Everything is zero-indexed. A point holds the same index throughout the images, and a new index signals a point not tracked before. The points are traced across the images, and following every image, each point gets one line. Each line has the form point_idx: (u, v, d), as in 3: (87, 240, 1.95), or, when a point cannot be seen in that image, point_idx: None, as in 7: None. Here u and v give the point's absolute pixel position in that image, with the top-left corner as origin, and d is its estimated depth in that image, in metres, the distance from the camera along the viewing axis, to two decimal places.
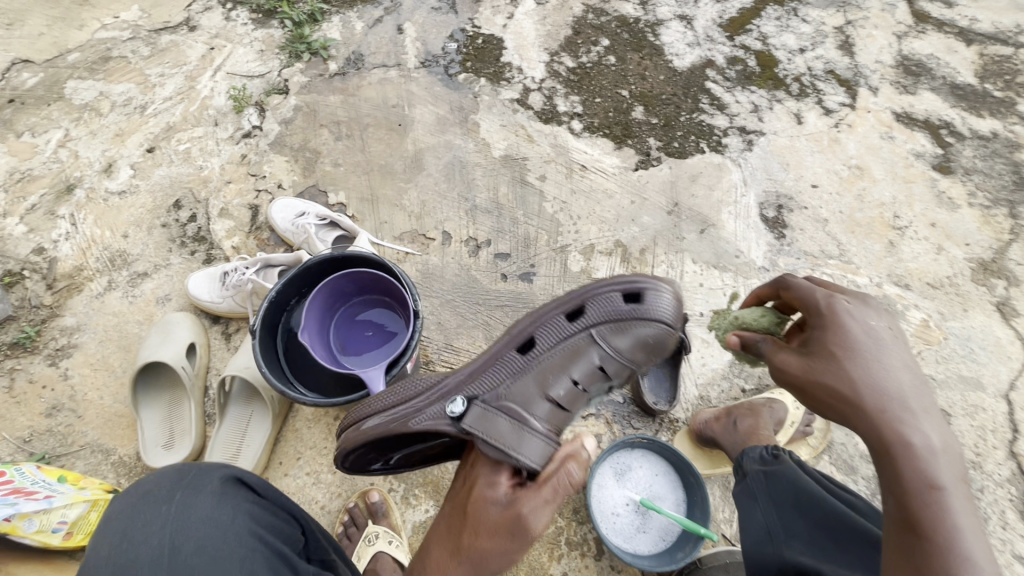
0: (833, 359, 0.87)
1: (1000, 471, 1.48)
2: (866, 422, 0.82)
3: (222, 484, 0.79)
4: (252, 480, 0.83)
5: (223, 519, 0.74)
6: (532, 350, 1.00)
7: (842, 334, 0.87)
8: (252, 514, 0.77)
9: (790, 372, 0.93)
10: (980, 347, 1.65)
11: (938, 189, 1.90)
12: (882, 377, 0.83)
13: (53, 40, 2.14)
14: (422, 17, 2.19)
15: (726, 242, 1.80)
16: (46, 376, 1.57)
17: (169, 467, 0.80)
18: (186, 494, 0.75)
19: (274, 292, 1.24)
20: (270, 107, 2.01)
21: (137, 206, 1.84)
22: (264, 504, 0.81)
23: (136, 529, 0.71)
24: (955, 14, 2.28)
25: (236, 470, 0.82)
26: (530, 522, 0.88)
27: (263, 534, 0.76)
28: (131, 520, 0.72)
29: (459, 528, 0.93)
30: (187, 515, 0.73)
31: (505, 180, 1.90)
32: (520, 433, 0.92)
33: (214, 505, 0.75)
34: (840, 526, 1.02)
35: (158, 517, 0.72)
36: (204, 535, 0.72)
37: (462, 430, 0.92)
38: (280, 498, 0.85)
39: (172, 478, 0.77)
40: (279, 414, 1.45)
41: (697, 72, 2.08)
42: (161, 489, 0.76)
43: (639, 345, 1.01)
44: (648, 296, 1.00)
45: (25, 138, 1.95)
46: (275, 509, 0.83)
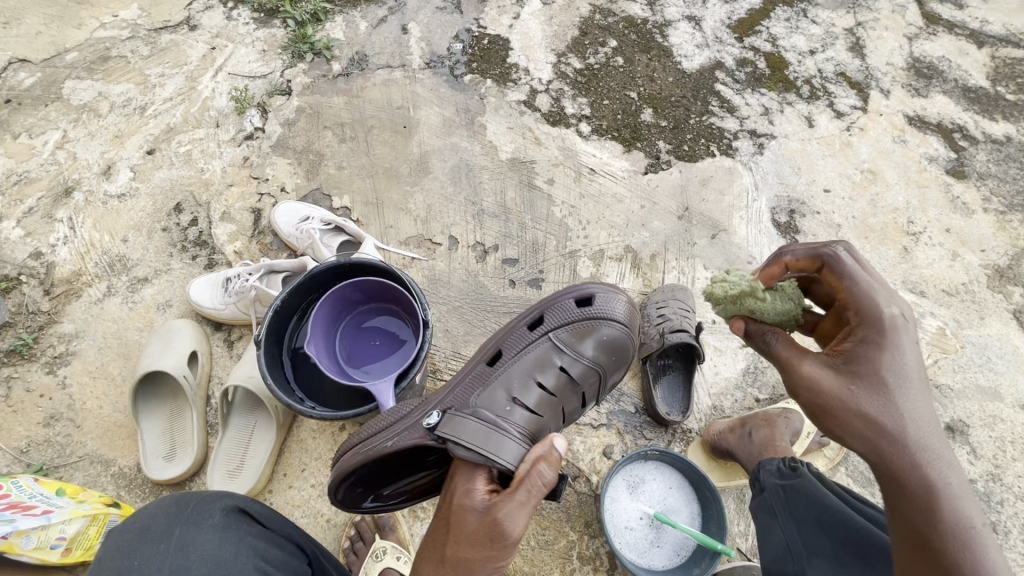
0: (876, 383, 0.80)
1: (1019, 483, 1.45)
2: (887, 452, 0.77)
3: (224, 516, 0.79)
4: (254, 511, 0.85)
5: (227, 554, 0.75)
6: (502, 357, 1.10)
7: (892, 355, 0.81)
8: (255, 548, 0.78)
9: (817, 380, 0.85)
10: (997, 355, 1.62)
11: (953, 195, 1.87)
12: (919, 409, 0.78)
13: (50, 39, 2.10)
14: (427, 17, 2.15)
15: (738, 248, 1.77)
16: (44, 385, 1.53)
17: (166, 498, 0.79)
18: (187, 528, 0.76)
19: (280, 301, 1.20)
20: (272, 109, 1.98)
21: (137, 210, 1.80)
22: (270, 537, 0.82)
23: (133, 567, 0.70)
24: (966, 16, 2.25)
25: (236, 501, 0.83)
26: (508, 527, 0.85)
27: (268, 567, 0.77)
28: (130, 556, 0.71)
29: (441, 536, 0.88)
30: (188, 550, 0.73)
31: (513, 184, 1.86)
32: (492, 435, 0.94)
33: (215, 540, 0.75)
34: (867, 545, 0.94)
35: (158, 553, 0.72)
36: (209, 567, 0.73)
37: (438, 435, 0.93)
38: (281, 529, 0.87)
39: (168, 512, 0.77)
40: (283, 424, 1.42)
41: (706, 74, 2.05)
42: (160, 524, 0.75)
43: (601, 345, 1.13)
44: (599, 299, 1.14)
45: (22, 139, 1.91)
46: (276, 540, 0.84)
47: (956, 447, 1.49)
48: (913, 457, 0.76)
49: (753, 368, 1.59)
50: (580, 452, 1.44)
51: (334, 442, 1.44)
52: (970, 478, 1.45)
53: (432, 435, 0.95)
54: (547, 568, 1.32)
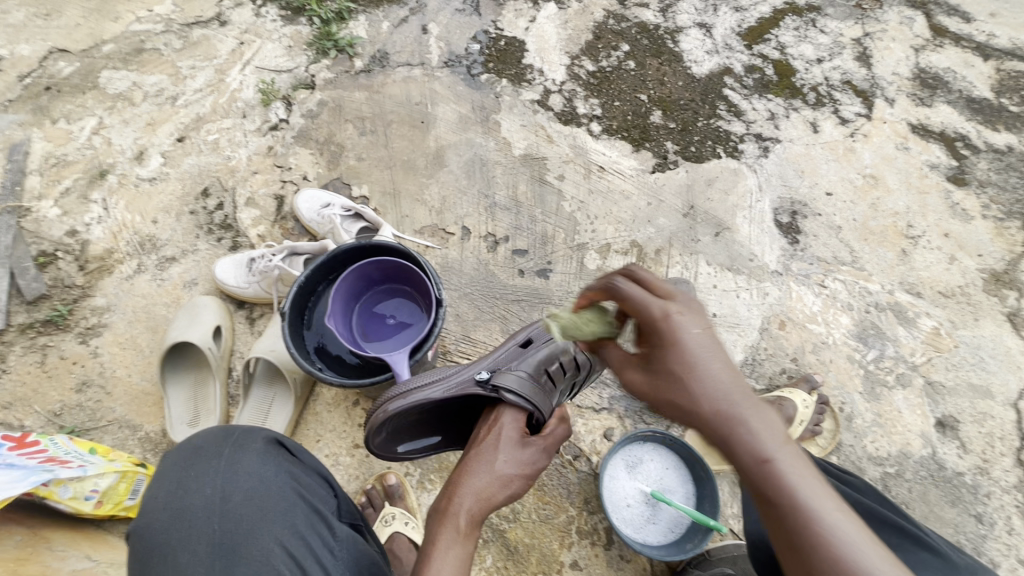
0: (675, 377, 0.82)
1: (1006, 478, 1.50)
2: (739, 447, 0.76)
3: (265, 445, 0.90)
4: (291, 445, 0.95)
5: (268, 474, 0.86)
6: (533, 343, 1.20)
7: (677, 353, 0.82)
8: (293, 474, 0.89)
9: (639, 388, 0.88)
10: (990, 355, 1.67)
11: (952, 201, 1.92)
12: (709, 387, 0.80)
13: (88, 31, 2.20)
14: (446, 18, 2.24)
15: (741, 245, 1.83)
16: (77, 353, 1.63)
17: (216, 428, 0.92)
18: (233, 452, 0.87)
19: (303, 278, 1.28)
20: (297, 102, 2.07)
21: (166, 193, 1.89)
22: (304, 466, 0.93)
23: (189, 480, 0.83)
24: (973, 29, 2.30)
25: (277, 434, 0.94)
26: (539, 464, 1.08)
27: (302, 492, 0.87)
28: (186, 471, 0.84)
29: (479, 458, 1.03)
30: (234, 470, 0.84)
31: (524, 179, 1.94)
32: (537, 394, 1.12)
33: (258, 463, 0.86)
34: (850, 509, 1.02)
35: (209, 470, 0.84)
36: (253, 486, 0.84)
37: (493, 383, 1.08)
38: (315, 463, 0.96)
39: (218, 438, 0.89)
40: (301, 397, 1.49)
41: (715, 79, 2.12)
42: (211, 445, 0.87)
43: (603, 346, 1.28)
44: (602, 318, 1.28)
45: (60, 124, 2.02)
46: (310, 471, 0.93)
47: (946, 441, 1.54)
48: (764, 444, 0.75)
49: (751, 360, 1.66)
50: (582, 433, 1.51)
51: (348, 415, 1.52)
52: (958, 471, 1.51)
53: (485, 386, 1.08)
54: (547, 541, 1.38)
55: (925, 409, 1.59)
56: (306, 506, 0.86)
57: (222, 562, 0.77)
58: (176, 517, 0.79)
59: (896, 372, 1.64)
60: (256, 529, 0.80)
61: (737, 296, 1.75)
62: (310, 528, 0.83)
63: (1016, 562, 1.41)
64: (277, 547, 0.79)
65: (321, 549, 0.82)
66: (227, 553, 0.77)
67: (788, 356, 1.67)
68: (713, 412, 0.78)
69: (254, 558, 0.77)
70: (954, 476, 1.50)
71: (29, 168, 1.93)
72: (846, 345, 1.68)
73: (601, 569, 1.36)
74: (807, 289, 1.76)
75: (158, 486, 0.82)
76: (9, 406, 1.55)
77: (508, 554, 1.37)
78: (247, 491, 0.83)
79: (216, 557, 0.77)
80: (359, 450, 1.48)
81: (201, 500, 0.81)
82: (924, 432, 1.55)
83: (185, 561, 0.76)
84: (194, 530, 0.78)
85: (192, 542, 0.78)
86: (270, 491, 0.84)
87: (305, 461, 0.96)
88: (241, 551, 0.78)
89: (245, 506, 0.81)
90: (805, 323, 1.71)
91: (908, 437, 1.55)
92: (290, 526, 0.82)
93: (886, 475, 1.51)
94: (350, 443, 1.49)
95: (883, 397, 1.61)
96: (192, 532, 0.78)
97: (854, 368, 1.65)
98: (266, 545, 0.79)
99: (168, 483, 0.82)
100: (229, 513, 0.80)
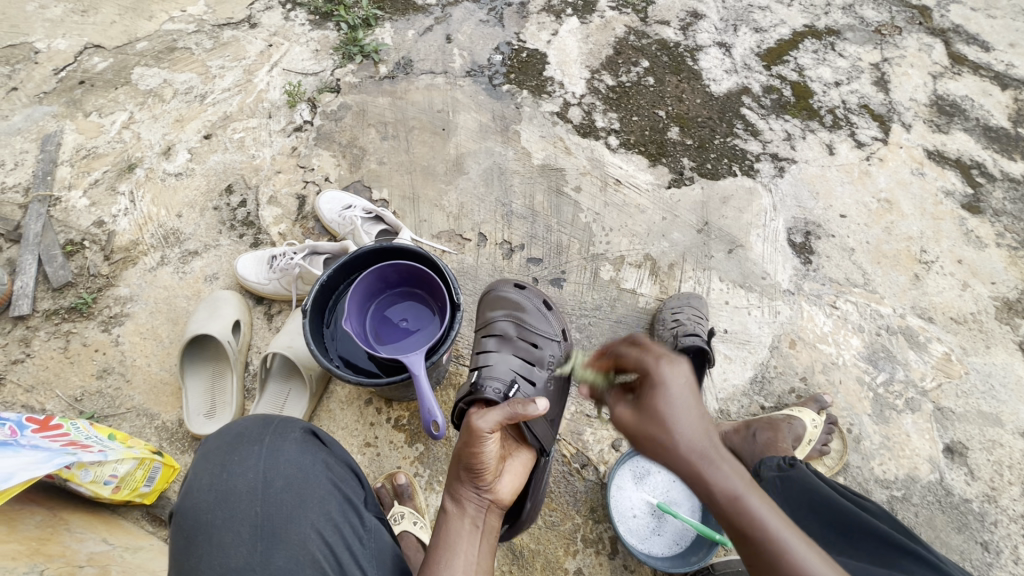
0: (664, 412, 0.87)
1: (1014, 507, 1.50)
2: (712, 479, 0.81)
3: (301, 435, 0.93)
4: (324, 437, 0.98)
5: (306, 462, 0.89)
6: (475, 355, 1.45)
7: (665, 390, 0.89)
8: (328, 465, 0.92)
9: (623, 422, 0.91)
10: (1001, 384, 1.67)
11: (967, 228, 1.93)
12: (685, 422, 0.86)
13: (123, 28, 2.27)
14: (470, 29, 2.29)
15: (753, 263, 1.85)
16: (99, 341, 1.67)
17: (256, 416, 0.94)
18: (273, 440, 0.90)
19: (323, 278, 1.31)
20: (322, 104, 2.12)
21: (192, 188, 1.94)
22: (336, 456, 0.96)
23: (233, 463, 0.85)
24: (991, 58, 2.32)
25: (312, 425, 0.97)
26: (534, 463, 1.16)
27: (336, 481, 0.90)
28: (229, 455, 0.86)
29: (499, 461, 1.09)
30: (275, 456, 0.87)
31: (542, 189, 1.97)
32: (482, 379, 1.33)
33: (297, 451, 0.89)
34: (856, 529, 1.04)
35: (251, 456, 0.86)
36: (294, 473, 0.86)
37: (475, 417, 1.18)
38: (346, 456, 0.99)
39: (259, 426, 0.91)
40: (316, 393, 1.52)
41: (733, 98, 2.15)
42: (252, 432, 0.90)
43: (510, 310, 1.47)
44: (494, 294, 1.52)
45: (92, 118, 2.07)
46: (341, 462, 0.96)
47: (954, 467, 1.55)
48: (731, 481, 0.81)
49: (760, 377, 1.67)
50: (590, 442, 1.52)
51: (361, 414, 1.54)
52: (965, 497, 1.51)
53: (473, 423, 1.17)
54: (552, 547, 1.39)
55: (934, 434, 1.59)
56: (340, 495, 0.89)
57: (263, 545, 0.79)
58: (221, 498, 0.81)
59: (905, 396, 1.64)
60: (296, 514, 0.82)
61: (748, 313, 1.77)
62: (343, 518, 0.86)
63: None
64: (314, 533, 0.82)
65: (353, 539, 0.85)
66: (267, 536, 0.79)
67: (797, 375, 1.68)
68: (686, 450, 0.84)
69: (293, 542, 0.80)
70: (961, 503, 1.50)
71: (60, 159, 1.98)
72: (856, 366, 1.69)
73: None
74: (818, 309, 1.77)
75: (202, 468, 0.85)
76: (32, 389, 1.59)
77: (512, 559, 1.38)
78: (288, 477, 0.86)
79: (258, 539, 0.79)
80: (370, 449, 1.50)
81: (244, 483, 0.83)
82: (932, 457, 1.56)
83: (228, 541, 0.78)
84: (237, 513, 0.80)
85: (235, 522, 0.80)
86: (307, 479, 0.87)
87: (336, 453, 0.98)
88: (282, 535, 0.80)
89: (285, 491, 0.84)
90: (816, 343, 1.72)
91: (917, 461, 1.55)
92: (327, 514, 0.84)
93: (892, 498, 1.51)
94: (361, 441, 1.51)
95: (892, 420, 1.61)
96: (235, 513, 0.80)
97: (863, 391, 1.65)
98: (305, 530, 0.81)
99: (211, 466, 0.84)
100: (271, 498, 0.83)
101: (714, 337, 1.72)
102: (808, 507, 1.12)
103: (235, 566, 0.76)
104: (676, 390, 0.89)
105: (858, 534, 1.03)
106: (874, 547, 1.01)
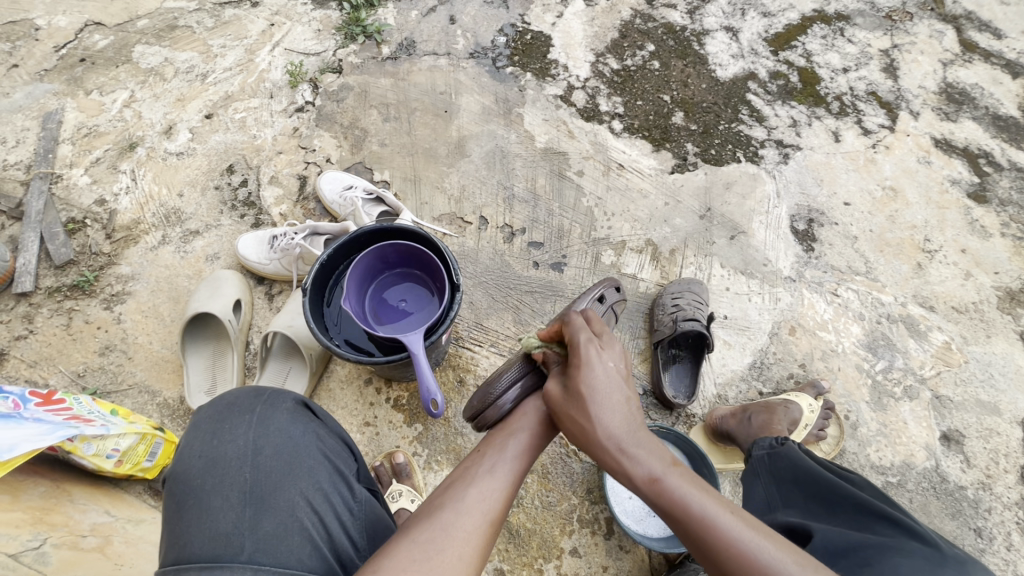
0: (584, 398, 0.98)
1: (1009, 494, 1.51)
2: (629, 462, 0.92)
3: (293, 405, 0.94)
4: (317, 409, 0.98)
5: (297, 432, 0.89)
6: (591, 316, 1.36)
7: (586, 376, 0.99)
8: (319, 436, 0.92)
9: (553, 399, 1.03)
10: (1001, 373, 1.67)
11: (972, 218, 1.91)
12: (609, 410, 0.96)
13: (124, 6, 2.25)
14: (474, 10, 2.26)
15: (755, 250, 1.84)
16: (101, 319, 1.68)
17: (247, 386, 0.95)
18: (265, 409, 0.90)
19: (324, 257, 1.31)
20: (323, 85, 2.10)
21: (193, 167, 1.93)
22: (328, 428, 0.97)
23: (223, 432, 0.86)
24: (1003, 46, 2.28)
25: (305, 397, 0.97)
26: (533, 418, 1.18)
27: (327, 452, 0.91)
28: (219, 423, 0.87)
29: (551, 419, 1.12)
30: (266, 425, 0.88)
31: (544, 172, 1.96)
32: None
33: (287, 421, 0.89)
34: (841, 499, 1.04)
35: (241, 424, 0.87)
36: (283, 442, 0.87)
37: None
38: (338, 429, 0.99)
39: (250, 396, 0.92)
40: (316, 372, 1.53)
41: (739, 84, 2.12)
42: (243, 402, 0.90)
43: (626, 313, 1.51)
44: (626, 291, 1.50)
45: (93, 96, 2.06)
46: (333, 435, 0.97)
47: (950, 454, 1.55)
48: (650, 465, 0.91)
49: (759, 363, 1.68)
50: None
51: (360, 393, 1.55)
52: (961, 484, 1.52)
53: None
54: (549, 527, 1.41)
55: (931, 422, 1.59)
56: (330, 466, 0.89)
57: (251, 510, 0.79)
58: (210, 464, 0.82)
59: (904, 384, 1.64)
60: (285, 482, 0.83)
61: (749, 299, 1.76)
62: (332, 487, 0.87)
63: None
64: (302, 501, 0.83)
65: (342, 509, 0.87)
66: (255, 502, 0.80)
67: (796, 361, 1.68)
68: (607, 435, 0.95)
69: (281, 508, 0.81)
70: (956, 490, 1.51)
71: (61, 137, 1.98)
72: (855, 354, 1.69)
73: (600, 558, 1.38)
74: (820, 296, 1.77)
75: (193, 435, 0.86)
76: (35, 364, 1.60)
77: (509, 537, 1.39)
78: (278, 446, 0.86)
79: (246, 504, 0.80)
80: (369, 428, 1.52)
81: (234, 451, 0.84)
82: (928, 444, 1.56)
83: (216, 506, 0.79)
84: (225, 479, 0.81)
85: (223, 488, 0.81)
86: (297, 448, 0.87)
87: (329, 425, 0.99)
88: (270, 502, 0.81)
89: (275, 459, 0.85)
90: (815, 330, 1.72)
91: (913, 448, 1.56)
92: (315, 483, 0.85)
93: (887, 484, 1.52)
94: (360, 421, 1.52)
95: (890, 407, 1.61)
96: (224, 479, 0.81)
97: (862, 378, 1.65)
98: (293, 498, 0.82)
99: (202, 434, 0.85)
100: (260, 465, 0.83)
101: (714, 323, 1.72)
102: (796, 482, 1.13)
103: (224, 530, 0.77)
104: (603, 373, 0.99)
105: (840, 501, 1.03)
106: (865, 520, 0.98)
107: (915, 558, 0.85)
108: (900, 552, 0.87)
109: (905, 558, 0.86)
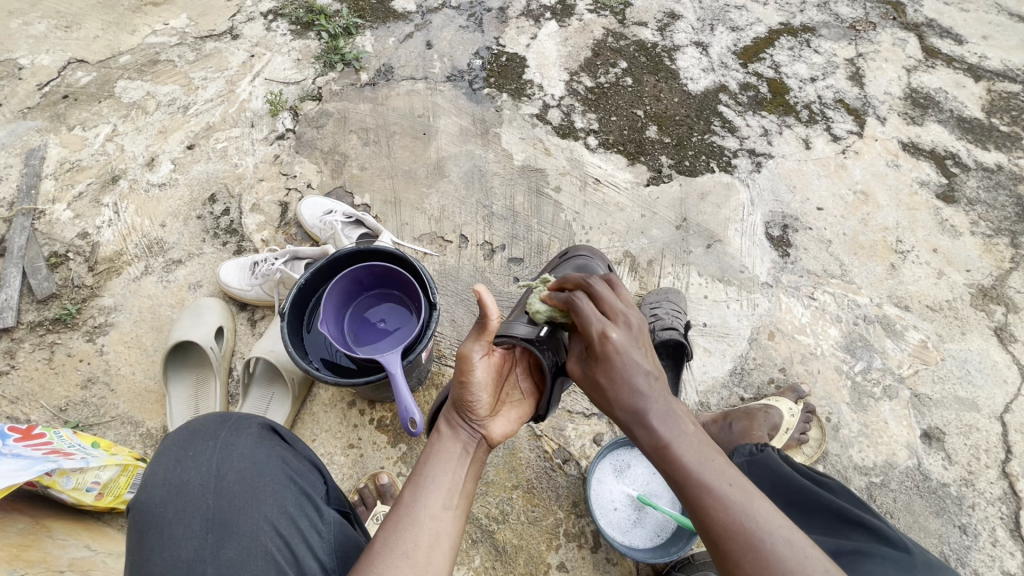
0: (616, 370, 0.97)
1: (991, 490, 1.52)
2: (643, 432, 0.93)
3: (259, 430, 0.95)
4: (285, 434, 0.99)
5: (261, 456, 0.90)
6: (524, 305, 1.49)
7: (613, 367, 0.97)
8: (284, 459, 0.93)
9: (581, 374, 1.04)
10: (977, 369, 1.69)
11: (941, 217, 1.95)
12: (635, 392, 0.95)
13: (106, 43, 2.30)
14: (450, 35, 2.32)
15: (731, 257, 1.87)
16: (84, 351, 1.68)
17: (214, 413, 0.96)
18: (228, 435, 0.91)
19: (300, 284, 1.33)
20: (303, 113, 2.14)
21: (175, 198, 1.96)
22: (294, 452, 0.97)
23: (186, 459, 0.86)
24: (965, 51, 2.36)
25: (270, 421, 0.98)
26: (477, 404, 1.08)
27: (292, 474, 0.92)
28: (183, 450, 0.88)
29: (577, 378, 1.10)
30: (229, 451, 0.88)
31: (522, 190, 1.99)
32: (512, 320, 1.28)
33: (251, 446, 0.90)
34: (816, 508, 1.05)
35: (206, 451, 0.88)
36: (247, 467, 0.88)
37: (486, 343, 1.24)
38: (306, 451, 1.00)
39: (216, 422, 0.93)
40: (299, 396, 1.53)
41: (710, 96, 2.18)
42: (208, 428, 0.91)
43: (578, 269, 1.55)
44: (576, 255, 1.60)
45: (76, 131, 2.09)
46: (300, 458, 0.97)
47: (931, 452, 1.56)
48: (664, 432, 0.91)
49: (740, 369, 1.69)
50: (571, 438, 1.53)
51: (344, 415, 1.56)
52: (943, 482, 1.53)
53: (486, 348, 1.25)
54: (535, 542, 1.40)
55: (911, 420, 1.61)
56: (296, 488, 0.90)
57: (214, 536, 0.81)
58: (174, 491, 0.83)
59: (882, 383, 1.66)
60: (248, 506, 0.84)
61: (728, 306, 1.79)
62: (298, 509, 0.88)
63: (1000, 573, 1.43)
64: (266, 525, 0.83)
65: (309, 531, 0.87)
66: (218, 528, 0.81)
67: (776, 366, 1.70)
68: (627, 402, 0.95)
69: (244, 533, 0.81)
70: (939, 487, 1.52)
71: (44, 172, 2.00)
72: (834, 356, 1.71)
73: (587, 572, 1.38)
74: (797, 301, 1.79)
75: (156, 464, 0.86)
76: (17, 400, 1.60)
77: (495, 555, 1.39)
78: (241, 470, 0.87)
79: (209, 531, 0.81)
80: (353, 450, 1.52)
81: (197, 477, 0.85)
82: (910, 443, 1.57)
83: (178, 533, 0.80)
84: (188, 506, 0.82)
85: (186, 515, 0.81)
86: (261, 471, 0.88)
87: (297, 448, 1.00)
88: (233, 527, 0.82)
89: (237, 484, 0.86)
90: (794, 334, 1.74)
91: (895, 447, 1.57)
92: (280, 506, 0.86)
93: (871, 484, 1.52)
94: (344, 443, 1.53)
95: (870, 408, 1.63)
96: (187, 506, 0.82)
97: (841, 379, 1.67)
98: (258, 522, 0.83)
99: (165, 462, 0.86)
100: (223, 491, 0.84)
101: (693, 331, 1.74)
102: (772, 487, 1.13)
103: (186, 557, 0.78)
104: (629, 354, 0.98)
105: (815, 509, 1.05)
106: (839, 527, 1.00)
107: (884, 566, 0.88)
108: (868, 557, 0.90)
109: (878, 563, 0.88)
